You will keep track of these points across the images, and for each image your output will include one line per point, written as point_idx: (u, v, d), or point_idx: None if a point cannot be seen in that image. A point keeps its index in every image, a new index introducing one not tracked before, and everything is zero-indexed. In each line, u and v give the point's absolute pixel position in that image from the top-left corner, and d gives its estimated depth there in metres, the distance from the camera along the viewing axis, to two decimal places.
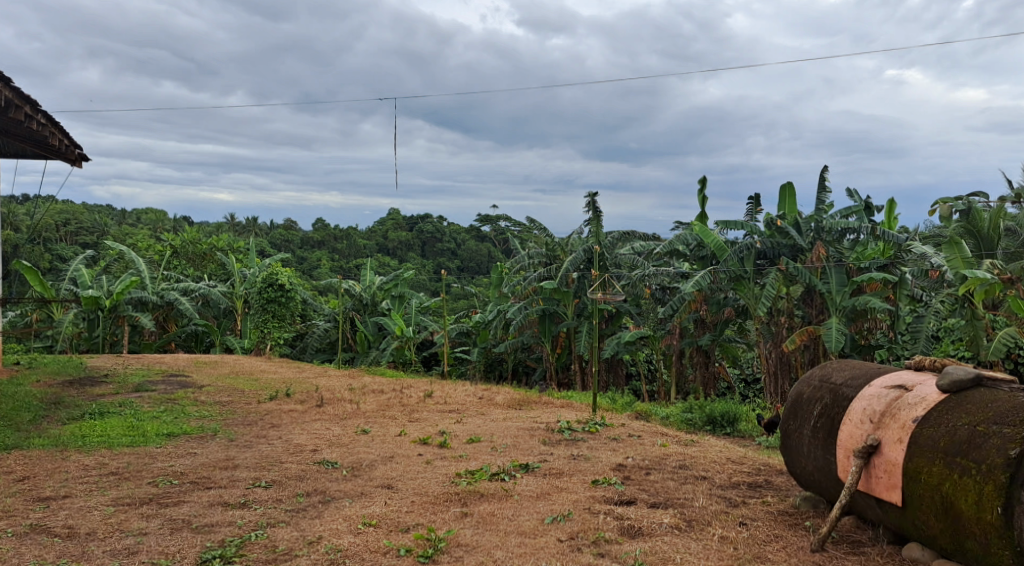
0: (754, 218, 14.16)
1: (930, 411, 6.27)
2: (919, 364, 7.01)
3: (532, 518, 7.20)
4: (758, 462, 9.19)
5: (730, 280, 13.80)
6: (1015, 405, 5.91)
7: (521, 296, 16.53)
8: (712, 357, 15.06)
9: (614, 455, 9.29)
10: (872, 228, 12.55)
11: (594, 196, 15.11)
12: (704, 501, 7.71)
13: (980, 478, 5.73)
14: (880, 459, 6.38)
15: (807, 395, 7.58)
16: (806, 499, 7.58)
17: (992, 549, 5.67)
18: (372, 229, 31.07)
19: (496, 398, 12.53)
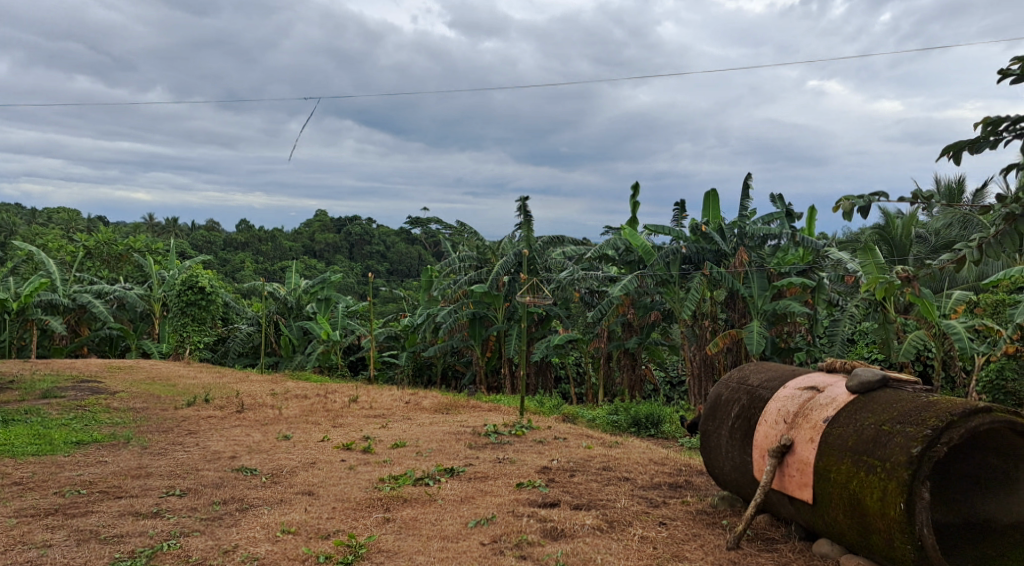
0: (681, 224, 14.41)
1: (839, 411, 6.51)
2: (831, 366, 7.26)
3: (455, 521, 7.19)
4: (679, 463, 9.38)
5: (657, 283, 14.11)
6: (917, 406, 6.10)
7: (450, 299, 16.49)
8: (639, 360, 15.26)
9: (539, 457, 9.36)
10: (792, 234, 12.91)
11: (525, 200, 15.21)
12: (626, 502, 7.83)
13: (885, 475, 5.88)
14: (793, 458, 6.58)
15: (725, 396, 7.79)
16: (723, 499, 7.77)
17: (896, 544, 5.82)
18: (298, 230, 30.59)
19: (422, 402, 12.46)
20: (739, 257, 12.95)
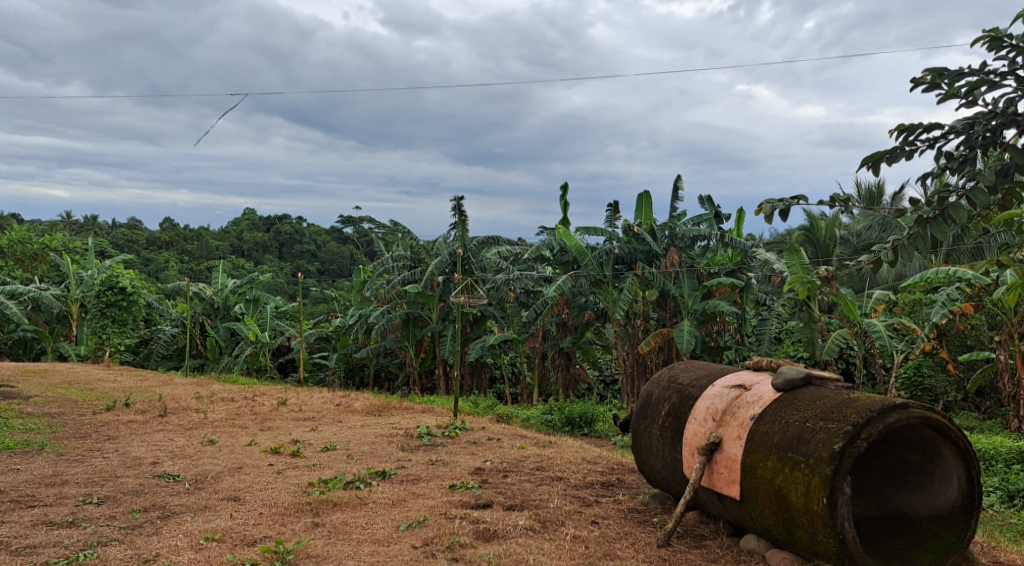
0: (614, 225, 14.55)
1: (765, 409, 6.65)
2: (757, 363, 7.43)
3: (386, 525, 7.10)
4: (611, 462, 9.46)
5: (591, 283, 14.21)
6: (838, 403, 6.25)
7: (383, 300, 16.30)
8: (574, 359, 15.34)
9: (472, 458, 9.31)
10: (721, 235, 13.01)
11: (459, 199, 15.12)
12: (558, 502, 7.84)
13: (809, 471, 6.01)
14: (721, 455, 6.71)
15: (656, 395, 7.90)
16: (654, 497, 7.86)
17: (819, 538, 5.94)
18: (225, 229, 29.83)
19: (354, 404, 12.29)
20: (670, 258, 13.14)
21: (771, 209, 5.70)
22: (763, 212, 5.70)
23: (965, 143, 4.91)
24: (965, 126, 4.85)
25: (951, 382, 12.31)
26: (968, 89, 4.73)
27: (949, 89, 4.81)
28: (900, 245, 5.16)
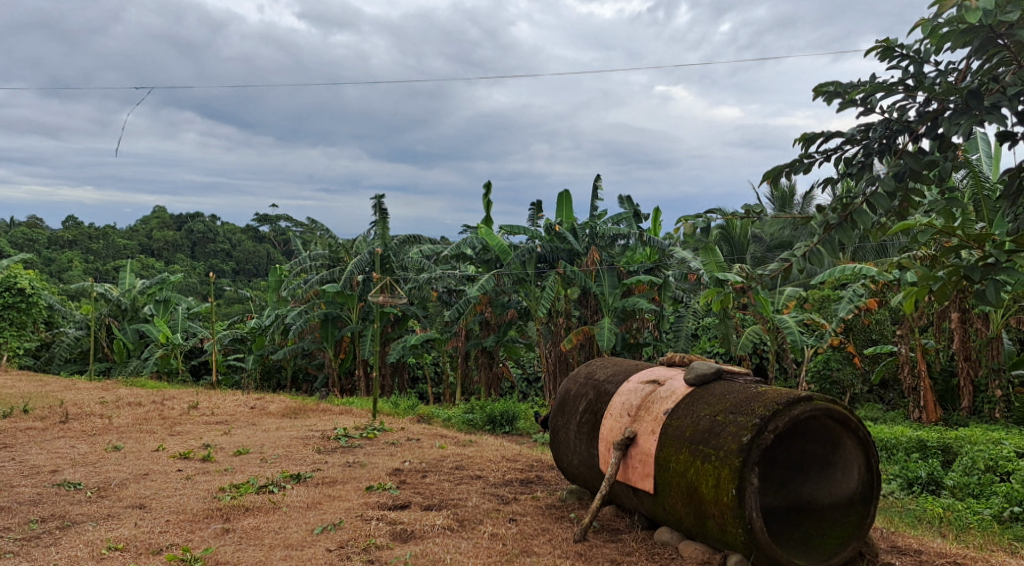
0: (535, 224, 14.60)
1: (678, 403, 6.79)
2: (671, 360, 7.59)
3: (300, 529, 6.97)
4: (531, 459, 9.50)
5: (513, 282, 14.22)
6: (747, 397, 6.41)
7: (300, 300, 15.98)
8: (496, 358, 15.33)
9: (390, 459, 9.22)
10: (640, 235, 13.20)
11: (380, 197, 14.95)
12: (477, 500, 7.84)
13: (719, 463, 6.10)
14: (636, 450, 6.82)
15: (573, 391, 7.99)
16: (571, 493, 7.93)
17: (729, 528, 6.03)
18: (133, 228, 28.80)
19: (269, 407, 12.04)
20: (591, 257, 13.27)
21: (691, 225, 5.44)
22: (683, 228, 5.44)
23: (861, 152, 4.74)
24: (862, 133, 4.74)
25: (857, 374, 12.64)
26: (865, 96, 4.56)
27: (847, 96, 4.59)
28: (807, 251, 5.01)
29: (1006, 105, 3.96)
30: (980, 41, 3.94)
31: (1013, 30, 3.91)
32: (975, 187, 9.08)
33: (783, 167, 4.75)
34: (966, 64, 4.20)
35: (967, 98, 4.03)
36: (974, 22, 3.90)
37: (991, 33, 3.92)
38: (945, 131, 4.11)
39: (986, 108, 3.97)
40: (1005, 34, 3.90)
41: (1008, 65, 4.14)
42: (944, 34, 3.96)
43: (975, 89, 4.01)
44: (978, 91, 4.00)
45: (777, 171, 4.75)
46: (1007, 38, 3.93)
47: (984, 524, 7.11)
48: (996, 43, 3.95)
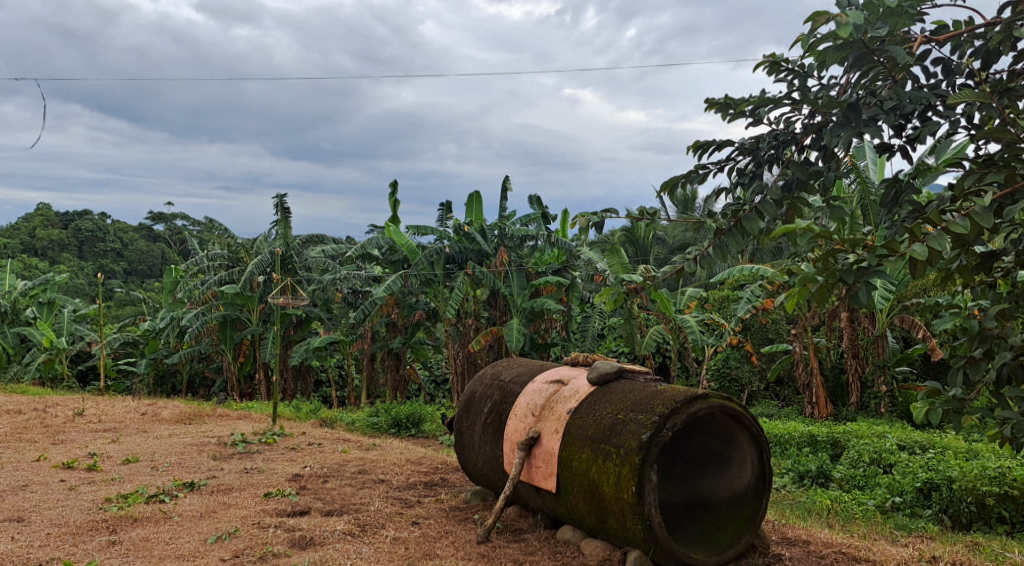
0: (443, 224, 14.52)
1: (580, 402, 6.84)
2: (574, 360, 7.67)
3: (193, 538, 6.70)
4: (435, 462, 9.42)
5: (421, 283, 14.05)
6: (646, 396, 6.47)
7: (197, 301, 15.42)
8: (403, 360, 15.17)
9: (290, 465, 8.99)
10: (548, 236, 13.27)
11: (282, 196, 14.57)
12: (379, 504, 7.70)
13: (619, 461, 6.11)
14: (540, 449, 6.83)
15: (479, 392, 7.97)
16: (475, 494, 7.89)
17: (629, 525, 6.05)
18: (14, 225, 27.25)
19: (161, 413, 11.57)
20: (500, 257, 13.22)
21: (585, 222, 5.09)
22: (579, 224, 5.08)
23: (752, 161, 4.83)
24: (753, 143, 4.82)
25: (754, 371, 13.17)
26: (753, 109, 4.45)
27: (737, 109, 4.42)
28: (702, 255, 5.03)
29: (882, 118, 4.15)
30: (855, 56, 4.05)
31: (885, 46, 4.06)
32: (863, 192, 9.50)
33: (680, 178, 4.61)
34: (846, 79, 4.35)
35: (847, 110, 4.17)
36: (848, 37, 3.99)
37: (864, 48, 4.04)
38: (826, 141, 4.25)
39: (863, 121, 4.14)
40: (879, 50, 4.03)
41: (885, 80, 4.31)
42: (822, 50, 4.05)
43: (853, 103, 4.17)
44: (857, 104, 4.15)
45: (674, 182, 4.60)
46: (881, 54, 4.07)
47: (868, 514, 7.46)
48: (870, 58, 4.08)
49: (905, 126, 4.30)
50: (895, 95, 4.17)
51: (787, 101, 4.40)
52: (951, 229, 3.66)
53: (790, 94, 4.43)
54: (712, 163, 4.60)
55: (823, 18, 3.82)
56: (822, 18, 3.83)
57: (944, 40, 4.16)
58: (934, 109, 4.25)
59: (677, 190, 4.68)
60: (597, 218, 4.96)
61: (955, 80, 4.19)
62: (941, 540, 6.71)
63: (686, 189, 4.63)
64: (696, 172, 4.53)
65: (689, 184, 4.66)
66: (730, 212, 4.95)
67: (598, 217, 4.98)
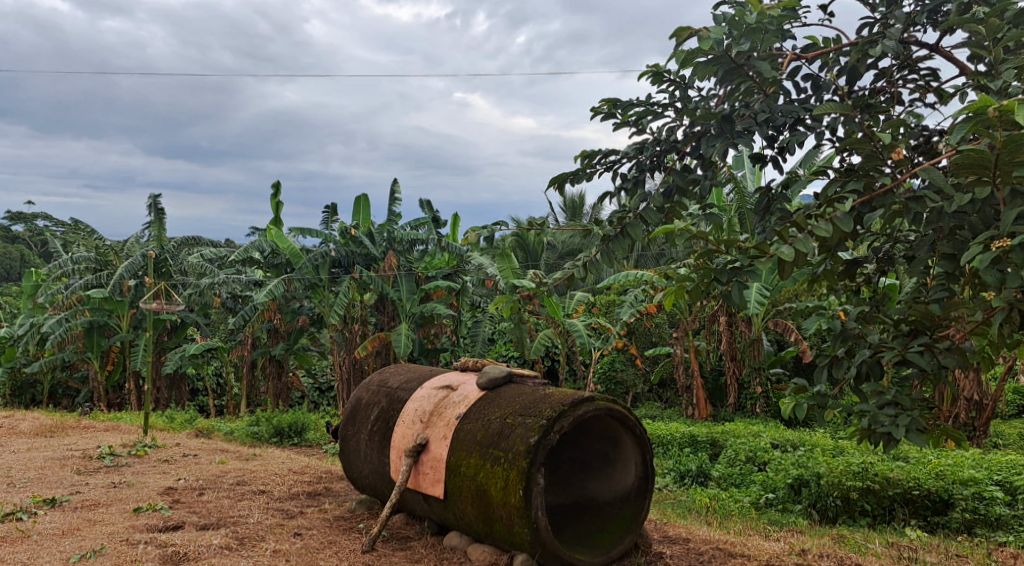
0: (329, 227, 14.19)
1: (469, 408, 6.81)
2: (464, 365, 7.62)
3: (53, 558, 6.25)
4: (319, 471, 9.17)
5: (305, 287, 13.63)
6: (535, 400, 6.48)
7: (61, 306, 14.49)
8: (286, 367, 14.72)
9: (163, 478, 8.54)
10: (438, 240, 13.14)
11: (156, 195, 13.88)
12: (259, 516, 7.41)
13: (507, 465, 6.09)
14: (428, 456, 6.75)
15: (365, 400, 7.81)
16: (361, 503, 7.71)
17: (516, 529, 6.02)
18: None
19: (18, 426, 10.78)
20: (389, 261, 12.97)
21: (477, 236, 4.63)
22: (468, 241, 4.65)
23: (636, 168, 4.92)
24: (637, 151, 4.90)
25: (638, 374, 13.55)
26: (637, 118, 4.53)
27: (620, 117, 4.50)
28: (589, 261, 5.01)
29: (756, 130, 4.31)
30: (723, 70, 4.22)
31: (752, 62, 4.24)
32: (740, 201, 9.91)
33: (569, 173, 4.45)
34: (724, 91, 4.49)
35: (722, 122, 4.33)
36: (716, 52, 4.15)
37: (732, 62, 4.21)
38: (704, 151, 4.40)
39: (737, 132, 4.30)
40: (746, 65, 4.20)
41: (758, 93, 4.49)
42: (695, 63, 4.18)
43: (728, 114, 4.33)
44: (731, 116, 4.32)
45: (563, 176, 4.42)
46: (748, 69, 4.25)
47: (744, 511, 7.75)
48: (738, 73, 4.26)
49: (778, 138, 4.49)
50: (767, 108, 4.33)
51: (668, 111, 4.52)
52: (815, 233, 3.82)
53: (672, 105, 4.54)
54: (598, 166, 4.61)
55: (686, 34, 4.00)
56: (687, 34, 4.01)
57: (812, 57, 4.37)
58: (804, 122, 4.45)
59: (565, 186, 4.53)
60: (487, 231, 4.53)
61: (823, 96, 4.40)
62: (810, 533, 7.04)
63: (575, 185, 4.47)
64: (583, 168, 4.48)
65: (578, 184, 4.53)
66: (615, 220, 5.00)
67: (490, 230, 4.54)
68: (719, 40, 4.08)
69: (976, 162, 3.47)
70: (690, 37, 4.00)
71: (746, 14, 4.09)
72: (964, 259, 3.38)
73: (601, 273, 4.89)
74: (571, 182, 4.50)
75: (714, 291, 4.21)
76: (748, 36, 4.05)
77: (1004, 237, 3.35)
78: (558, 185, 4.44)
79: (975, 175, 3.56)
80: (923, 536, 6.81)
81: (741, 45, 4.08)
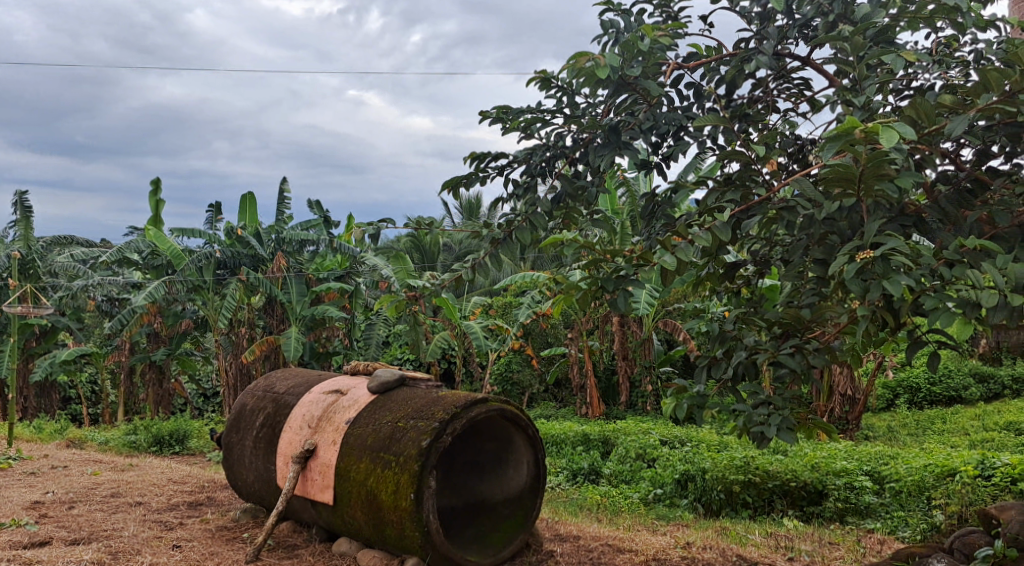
0: (214, 227, 13.72)
1: (359, 412, 6.70)
2: (354, 369, 7.50)
3: None
4: (201, 480, 8.83)
5: (188, 289, 13.04)
6: (427, 403, 6.43)
7: None
8: (167, 373, 14.14)
9: (29, 492, 8.05)
10: (329, 240, 12.91)
11: (23, 192, 13.07)
12: (135, 529, 7.07)
13: (399, 469, 6.01)
14: (316, 462, 6.59)
15: (250, 405, 7.57)
16: (245, 512, 7.47)
17: (407, 533, 5.94)
18: None
19: None
20: (277, 262, 12.63)
21: (361, 232, 4.47)
22: (352, 237, 4.47)
23: (526, 171, 4.93)
24: (527, 154, 4.92)
25: (534, 374, 13.69)
26: (526, 124, 4.55)
27: (511, 122, 4.50)
28: (478, 263, 4.99)
29: (639, 139, 4.42)
30: (613, 87, 4.27)
31: (640, 78, 4.32)
32: (630, 204, 10.16)
33: (462, 177, 4.44)
34: (611, 100, 4.58)
35: (609, 132, 4.40)
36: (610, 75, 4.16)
37: (621, 79, 4.26)
38: (591, 159, 4.47)
39: (623, 142, 4.39)
40: (634, 84, 4.27)
41: (642, 103, 4.59)
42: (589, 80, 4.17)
43: (615, 124, 4.41)
44: (618, 126, 4.40)
45: (456, 180, 4.41)
46: (636, 85, 4.32)
47: (633, 507, 7.93)
48: (627, 88, 4.32)
49: (662, 145, 4.61)
50: (652, 117, 4.44)
51: (557, 117, 4.55)
52: (696, 242, 3.92)
53: (562, 111, 4.58)
54: (488, 169, 4.60)
55: (583, 58, 4.02)
56: (586, 59, 3.99)
57: (694, 67, 4.50)
58: (686, 130, 4.59)
59: (457, 190, 4.51)
60: (372, 228, 4.38)
61: (704, 105, 4.55)
62: (695, 526, 7.25)
63: (468, 190, 4.46)
64: (476, 172, 4.47)
65: (470, 186, 4.51)
66: (504, 221, 5.01)
67: (375, 228, 4.38)
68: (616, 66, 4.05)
69: (843, 176, 3.62)
70: (587, 62, 4.02)
71: (638, 40, 4.18)
72: (831, 270, 3.51)
73: (490, 273, 4.90)
74: (465, 185, 4.48)
75: (600, 295, 4.27)
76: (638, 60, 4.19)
77: (868, 249, 3.53)
78: (452, 189, 4.41)
79: (841, 186, 3.72)
80: (800, 526, 7.12)
81: (633, 69, 4.17)
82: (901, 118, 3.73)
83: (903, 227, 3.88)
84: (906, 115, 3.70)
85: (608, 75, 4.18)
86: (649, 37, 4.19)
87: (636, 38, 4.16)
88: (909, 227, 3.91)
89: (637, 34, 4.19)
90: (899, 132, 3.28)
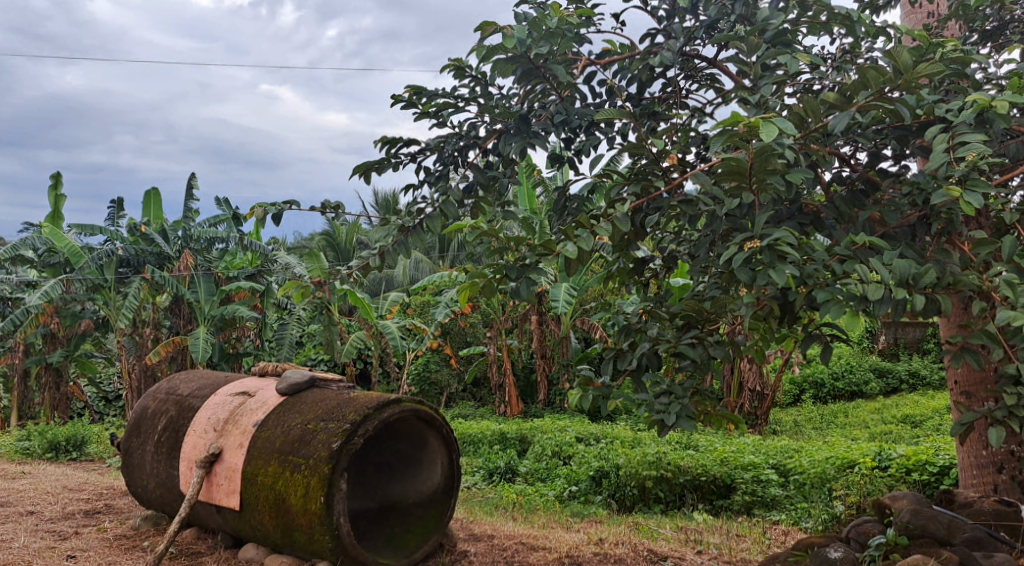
0: (117, 224, 13.21)
1: (267, 414, 6.53)
2: (262, 370, 7.33)
3: None
4: (99, 487, 8.47)
5: (87, 288, 12.48)
6: (338, 404, 6.31)
7: None
8: (65, 376, 13.55)
9: None
10: (239, 238, 12.63)
11: None
12: (25, 539, 6.74)
13: (309, 471, 5.89)
14: (222, 466, 6.40)
15: (152, 409, 7.31)
16: (146, 520, 7.20)
17: (316, 536, 5.82)
18: None
19: None
20: (184, 260, 12.21)
21: (263, 215, 4.33)
22: (254, 218, 4.33)
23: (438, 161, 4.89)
24: (439, 143, 4.89)
25: (452, 374, 13.66)
26: (438, 109, 4.51)
27: (422, 106, 4.47)
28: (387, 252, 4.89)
29: (551, 131, 4.42)
30: (521, 70, 4.27)
31: (548, 65, 4.35)
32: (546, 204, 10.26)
33: (373, 162, 4.36)
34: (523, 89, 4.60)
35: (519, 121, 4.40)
36: (515, 52, 4.20)
37: (530, 63, 4.29)
38: (502, 148, 4.47)
39: (533, 132, 4.39)
40: (543, 67, 4.30)
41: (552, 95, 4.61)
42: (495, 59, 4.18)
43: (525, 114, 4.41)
44: (528, 116, 4.39)
45: (367, 164, 4.33)
46: (545, 71, 4.35)
47: (548, 504, 7.97)
48: (536, 74, 4.35)
49: (573, 140, 4.62)
50: (563, 110, 4.44)
51: (469, 106, 4.53)
52: (598, 233, 3.90)
53: (474, 100, 4.57)
54: (399, 155, 4.54)
55: (490, 29, 4.02)
56: (491, 29, 4.02)
57: (606, 63, 4.56)
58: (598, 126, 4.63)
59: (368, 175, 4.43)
60: (276, 209, 4.25)
61: (615, 101, 4.59)
62: (608, 522, 7.34)
63: (379, 176, 4.39)
64: (387, 157, 4.40)
65: (381, 171, 4.44)
66: (415, 210, 4.95)
67: (280, 208, 4.26)
68: (522, 40, 4.07)
69: (734, 170, 3.69)
70: (495, 33, 4.03)
71: (547, 18, 4.19)
72: (719, 259, 3.57)
73: (398, 264, 4.83)
74: (376, 170, 4.41)
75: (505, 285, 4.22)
76: (547, 40, 4.15)
77: (756, 238, 3.59)
78: (364, 173, 4.34)
79: (735, 182, 3.78)
80: (709, 519, 7.29)
81: (541, 50, 4.18)
82: (792, 115, 3.83)
83: (798, 224, 3.99)
84: (796, 112, 3.80)
85: (519, 53, 4.18)
86: (556, 17, 4.20)
87: (545, 16, 4.20)
88: (805, 224, 4.02)
89: (544, 14, 4.22)
90: (780, 127, 3.37)
